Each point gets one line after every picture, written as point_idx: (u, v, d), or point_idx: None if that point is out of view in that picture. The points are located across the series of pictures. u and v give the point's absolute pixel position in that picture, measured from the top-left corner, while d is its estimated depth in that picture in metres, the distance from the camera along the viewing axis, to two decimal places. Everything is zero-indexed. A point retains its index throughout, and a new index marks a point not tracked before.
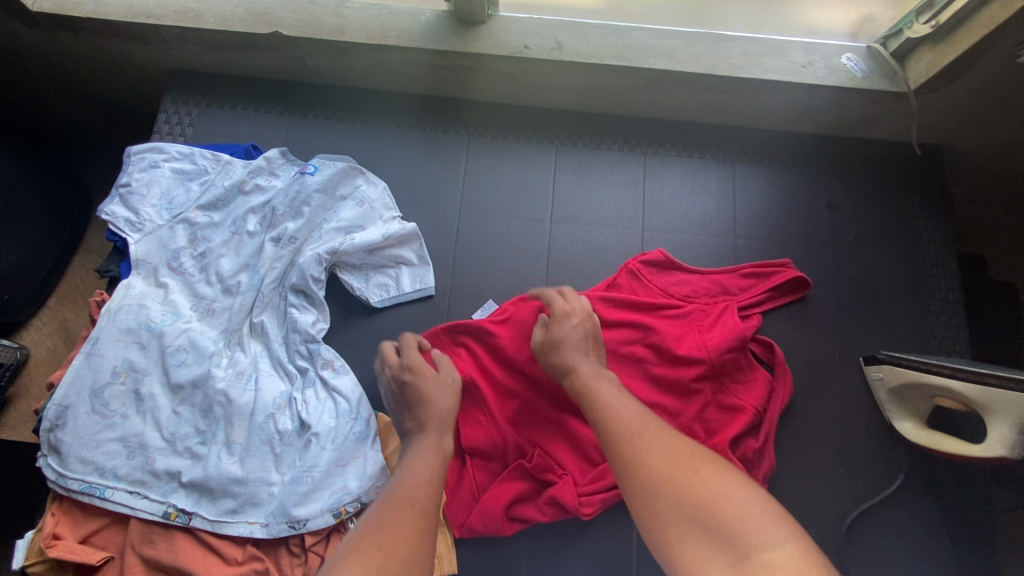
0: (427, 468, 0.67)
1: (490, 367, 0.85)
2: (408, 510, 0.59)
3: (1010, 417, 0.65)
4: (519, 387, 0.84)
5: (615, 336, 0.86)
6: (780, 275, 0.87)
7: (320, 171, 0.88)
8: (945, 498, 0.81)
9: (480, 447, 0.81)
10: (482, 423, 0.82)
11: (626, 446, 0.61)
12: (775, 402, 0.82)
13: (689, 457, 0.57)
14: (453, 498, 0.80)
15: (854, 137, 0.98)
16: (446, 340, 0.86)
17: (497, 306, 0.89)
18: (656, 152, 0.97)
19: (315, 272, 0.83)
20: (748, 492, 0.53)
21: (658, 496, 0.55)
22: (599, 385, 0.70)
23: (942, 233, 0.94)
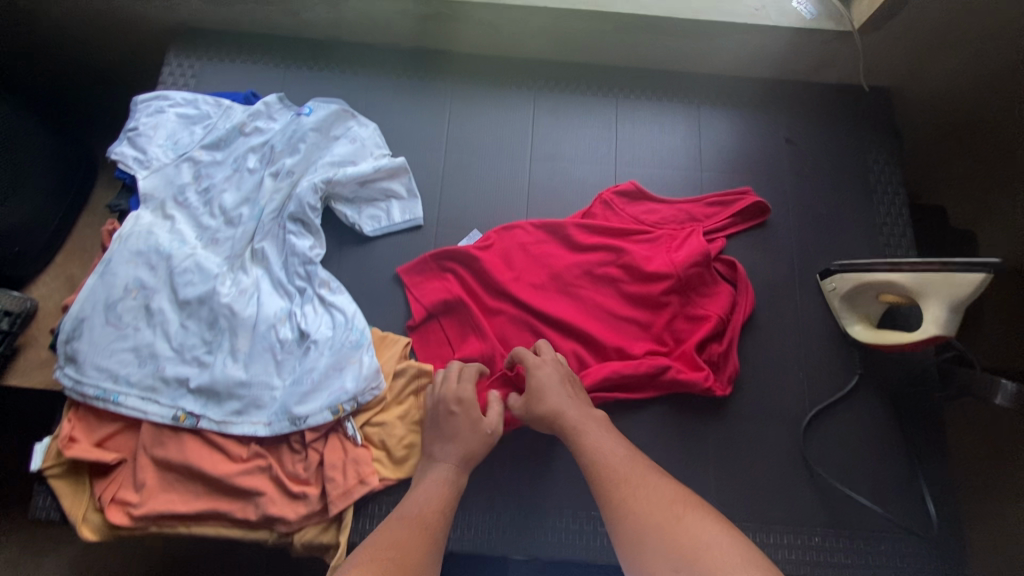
0: (439, 497, 0.69)
1: (478, 289, 0.91)
2: (418, 534, 0.63)
3: (940, 297, 0.71)
4: (503, 305, 0.91)
5: (590, 259, 0.93)
6: (742, 201, 0.95)
7: (315, 112, 0.95)
8: (901, 396, 0.87)
9: (469, 357, 0.87)
10: (471, 338, 0.89)
11: (615, 491, 0.65)
12: (737, 312, 0.90)
13: (674, 503, 0.61)
14: None
15: (809, 81, 1.06)
16: (435, 266, 0.92)
17: (481, 235, 0.95)
18: (627, 95, 1.04)
19: (311, 201, 0.89)
20: (730, 540, 0.56)
21: (644, 540, 0.58)
22: (591, 428, 0.73)
23: (891, 164, 1.02)
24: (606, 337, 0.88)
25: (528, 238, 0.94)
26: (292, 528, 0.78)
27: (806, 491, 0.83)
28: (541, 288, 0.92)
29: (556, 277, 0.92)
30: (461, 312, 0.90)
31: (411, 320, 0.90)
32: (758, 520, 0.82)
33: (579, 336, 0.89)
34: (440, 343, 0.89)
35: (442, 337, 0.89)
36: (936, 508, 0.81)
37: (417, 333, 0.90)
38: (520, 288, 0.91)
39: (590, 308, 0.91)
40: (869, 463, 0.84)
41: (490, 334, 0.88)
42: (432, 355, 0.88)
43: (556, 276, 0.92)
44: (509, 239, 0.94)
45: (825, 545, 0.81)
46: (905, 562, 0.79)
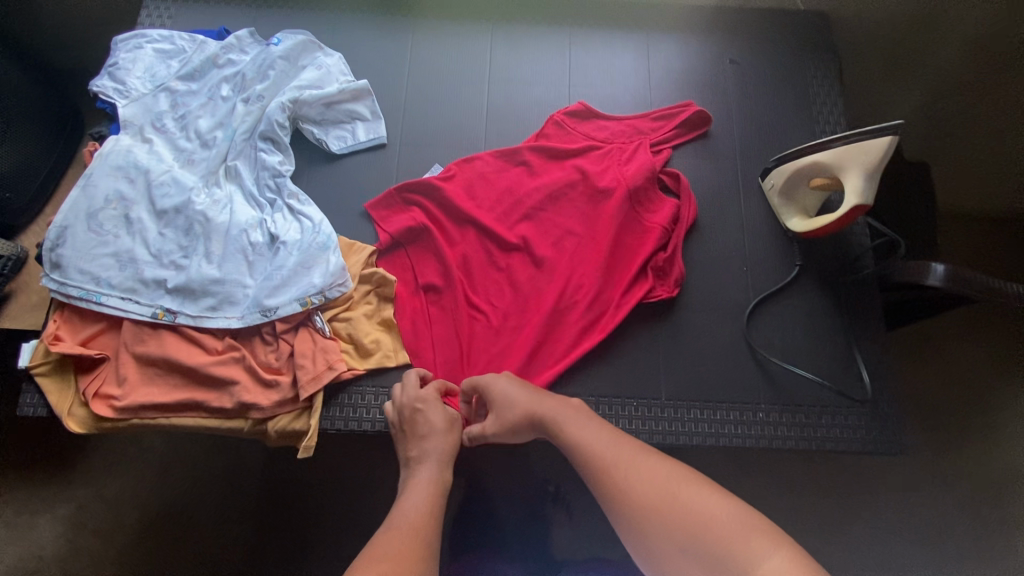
0: (427, 498, 0.67)
1: (441, 218, 0.95)
2: (414, 536, 0.60)
3: (857, 169, 0.77)
4: (465, 234, 0.95)
5: (547, 180, 0.98)
6: (685, 112, 1.01)
7: (283, 43, 1.02)
8: (836, 286, 0.93)
9: (432, 283, 0.92)
10: (433, 265, 0.93)
11: (606, 481, 0.64)
12: (682, 224, 0.95)
13: (668, 480, 0.61)
14: (408, 326, 0.89)
15: (748, 7, 1.13)
16: (399, 197, 0.96)
17: (442, 168, 1.00)
18: (578, 24, 1.11)
19: (280, 119, 0.95)
20: (732, 510, 0.56)
21: (649, 525, 0.58)
22: (569, 420, 0.72)
23: (828, 78, 1.07)
24: (557, 254, 0.95)
25: (489, 168, 0.99)
26: (266, 414, 0.83)
27: (752, 374, 0.89)
28: (502, 217, 0.97)
29: (516, 204, 0.97)
30: (425, 240, 0.94)
31: (377, 245, 0.93)
32: (708, 401, 0.87)
33: (537, 261, 0.94)
34: (404, 269, 0.93)
35: (406, 264, 0.93)
36: (869, 380, 0.87)
37: (384, 261, 0.94)
38: (483, 216, 0.95)
39: (548, 225, 0.97)
40: (808, 345, 0.90)
41: (453, 260, 0.93)
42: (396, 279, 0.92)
43: (516, 205, 0.97)
44: (470, 170, 0.99)
45: (770, 419, 0.86)
46: (843, 432, 0.85)
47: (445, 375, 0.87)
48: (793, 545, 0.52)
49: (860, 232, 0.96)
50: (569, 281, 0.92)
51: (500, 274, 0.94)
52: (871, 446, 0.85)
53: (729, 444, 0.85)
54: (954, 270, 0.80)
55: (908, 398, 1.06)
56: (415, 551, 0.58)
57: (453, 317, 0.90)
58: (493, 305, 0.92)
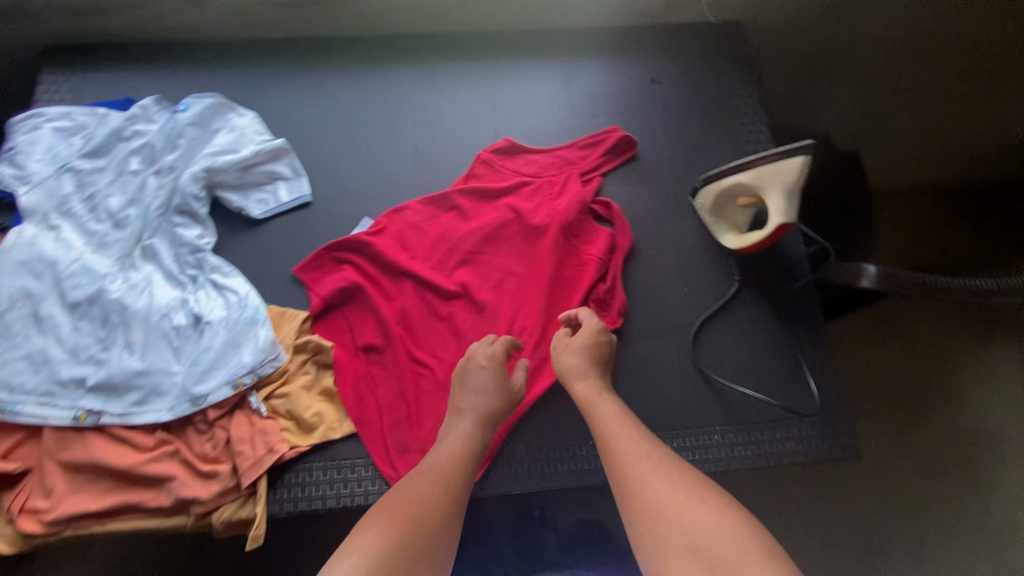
0: (453, 454, 0.72)
1: (374, 273, 0.92)
2: (440, 487, 0.67)
3: (778, 188, 0.77)
4: (402, 286, 0.93)
5: (481, 223, 0.96)
6: (609, 139, 1.01)
7: (191, 108, 0.97)
8: (776, 297, 0.94)
9: (371, 343, 0.89)
10: (372, 323, 0.90)
11: (629, 466, 0.66)
12: (619, 251, 0.95)
13: (691, 488, 0.62)
14: (350, 392, 0.86)
15: (663, 23, 1.12)
16: (330, 258, 0.93)
17: (372, 221, 0.97)
18: (497, 58, 1.09)
19: (194, 191, 0.91)
20: (741, 532, 0.57)
21: (662, 520, 0.59)
22: (606, 401, 0.76)
23: (749, 90, 1.08)
24: (499, 298, 0.92)
25: (420, 217, 0.97)
26: (208, 508, 0.78)
27: (703, 397, 0.88)
28: (441, 265, 0.94)
29: (453, 250, 0.95)
30: (360, 300, 0.91)
31: (309, 310, 0.89)
32: (662, 430, 0.86)
33: (479, 307, 0.92)
34: (342, 331, 0.90)
35: (344, 326, 0.90)
36: (816, 389, 0.88)
37: (320, 325, 0.90)
38: (418, 267, 0.93)
39: (488, 274, 0.94)
40: (755, 360, 0.91)
41: (393, 318, 0.90)
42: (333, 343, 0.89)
43: (457, 253, 0.95)
44: (401, 220, 0.96)
45: (725, 440, 0.86)
46: (798, 444, 0.86)
47: (394, 440, 0.84)
48: None
49: (792, 239, 0.98)
50: (511, 327, 0.90)
51: (443, 324, 0.91)
52: (827, 455, 0.85)
53: None
54: (886, 272, 0.83)
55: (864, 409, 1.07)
56: (432, 504, 0.65)
57: (397, 378, 0.87)
58: (439, 359, 0.89)
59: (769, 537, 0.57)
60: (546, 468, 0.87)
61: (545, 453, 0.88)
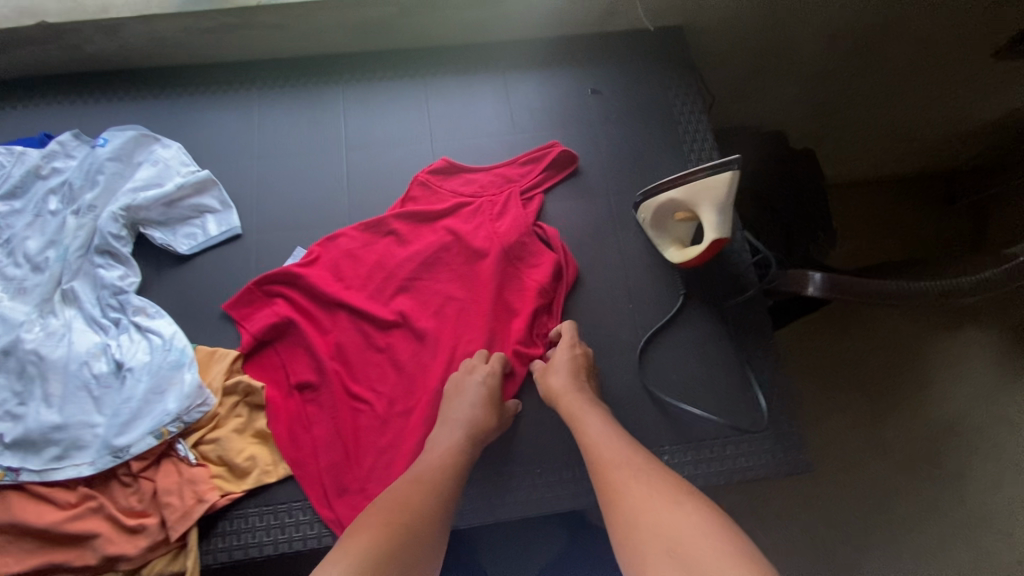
0: (439, 462, 0.72)
1: (307, 306, 0.89)
2: (429, 493, 0.67)
3: (709, 204, 0.76)
4: (336, 318, 0.89)
5: (421, 250, 0.93)
6: (548, 154, 0.99)
7: (110, 142, 0.93)
8: (723, 309, 0.92)
9: (306, 380, 0.85)
10: (306, 359, 0.87)
11: (611, 474, 0.66)
12: (564, 277, 0.92)
13: (670, 491, 0.61)
14: (284, 433, 0.83)
15: (603, 31, 1.10)
16: (260, 292, 0.89)
17: (305, 251, 0.94)
18: (433, 75, 1.06)
19: (114, 230, 0.87)
20: (719, 534, 0.55)
21: (640, 523, 0.58)
22: (591, 412, 0.76)
23: (693, 96, 1.06)
24: (440, 326, 0.90)
25: (355, 244, 0.93)
26: (137, 564, 0.75)
27: (651, 417, 0.86)
28: (378, 294, 0.91)
29: (391, 278, 0.92)
30: (294, 335, 0.88)
31: (239, 349, 0.86)
32: None
33: (420, 336, 0.89)
34: (275, 369, 0.87)
35: (277, 364, 0.87)
36: (765, 404, 0.86)
37: (252, 364, 0.87)
38: (353, 297, 0.90)
39: (428, 300, 0.91)
40: (704, 375, 0.89)
41: (327, 353, 0.87)
42: (265, 383, 0.86)
43: (395, 281, 0.92)
44: (335, 249, 0.93)
45: (674, 461, 0.84)
46: (749, 460, 0.84)
47: (331, 481, 0.81)
48: None
49: (739, 248, 0.95)
50: (453, 356, 0.87)
51: (380, 356, 0.88)
52: (778, 470, 0.84)
53: None
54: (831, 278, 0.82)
55: (819, 419, 1.10)
56: (420, 511, 0.64)
57: (334, 415, 0.84)
58: (377, 392, 0.85)
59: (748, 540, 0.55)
60: (494, 499, 0.84)
61: (492, 483, 0.85)
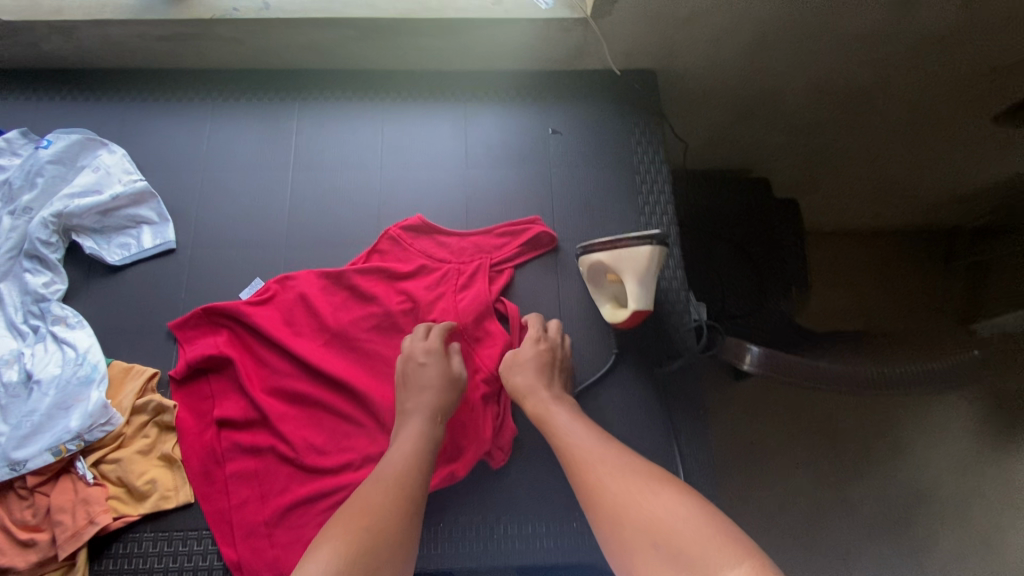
0: (409, 452, 0.71)
1: (251, 343, 0.87)
2: (394, 494, 0.65)
3: (632, 272, 0.72)
4: (275, 360, 0.86)
5: (372, 312, 0.89)
6: (529, 231, 0.94)
7: (54, 144, 0.92)
8: (656, 372, 0.89)
9: (229, 419, 0.83)
10: (235, 396, 0.84)
11: (590, 473, 0.66)
12: None
13: (648, 483, 0.62)
14: (197, 466, 0.81)
15: (572, 69, 1.07)
16: (206, 321, 0.87)
17: (263, 283, 0.91)
18: (392, 98, 1.04)
19: (43, 236, 0.86)
20: (699, 516, 0.57)
21: (622, 522, 0.59)
22: (560, 413, 0.76)
23: (655, 145, 1.03)
24: (380, 394, 0.85)
25: (310, 287, 0.90)
26: None
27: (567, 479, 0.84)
28: (322, 334, 0.88)
29: (338, 329, 0.88)
30: (229, 371, 0.85)
31: (172, 372, 0.85)
32: (518, 517, 0.81)
33: (359, 400, 0.85)
34: (203, 400, 0.84)
35: (208, 396, 0.84)
36: (685, 479, 0.83)
37: (181, 390, 0.85)
38: (295, 342, 0.86)
39: (373, 364, 0.87)
40: (628, 441, 0.86)
41: (258, 393, 0.84)
42: (188, 412, 0.84)
43: (341, 330, 0.88)
44: (291, 291, 0.89)
45: (584, 528, 0.82)
46: None
47: (235, 523, 0.79)
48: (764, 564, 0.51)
49: (683, 308, 0.91)
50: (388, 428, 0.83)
51: (309, 403, 0.85)
52: None
53: (542, 560, 0.80)
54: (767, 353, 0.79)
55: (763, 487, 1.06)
56: (386, 512, 0.62)
57: (252, 456, 0.82)
58: (297, 441, 0.82)
59: (731, 522, 0.57)
60: None
61: None
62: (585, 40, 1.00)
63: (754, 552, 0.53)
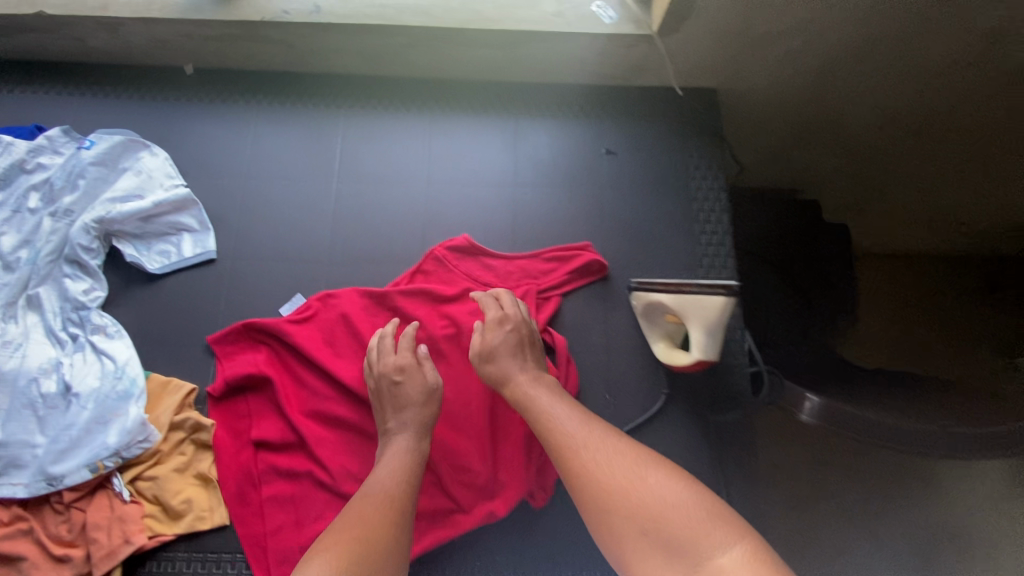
0: (402, 466, 0.71)
1: (291, 362, 0.84)
2: (385, 508, 0.65)
3: (698, 319, 0.68)
4: (314, 381, 0.84)
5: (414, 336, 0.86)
6: (578, 258, 0.90)
7: (96, 145, 0.90)
8: (706, 415, 0.85)
9: (266, 440, 0.81)
10: (273, 417, 0.82)
11: (574, 459, 0.64)
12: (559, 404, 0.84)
13: (634, 467, 0.61)
14: (232, 486, 0.80)
15: (630, 85, 1.02)
16: (247, 337, 0.85)
17: (304, 300, 0.89)
18: (441, 109, 1.00)
19: (84, 242, 0.85)
20: (689, 499, 0.57)
21: (610, 510, 0.59)
22: (538, 397, 0.73)
23: (714, 170, 0.98)
24: None
25: (352, 306, 0.87)
26: None
27: None
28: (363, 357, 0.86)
29: None
30: (268, 390, 0.83)
31: (210, 389, 0.83)
32: (558, 559, 0.79)
33: None
34: (240, 419, 0.82)
35: (245, 415, 0.82)
36: None
37: (219, 407, 0.83)
38: (335, 363, 0.84)
39: None
40: None
41: (297, 415, 0.81)
42: (226, 430, 0.82)
43: None
44: (333, 310, 0.87)
45: None
46: None
47: (271, 549, 0.77)
48: (754, 540, 0.54)
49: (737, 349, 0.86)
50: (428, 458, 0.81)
51: (347, 427, 0.82)
52: None
53: None
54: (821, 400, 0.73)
55: None
56: (377, 528, 0.62)
57: (289, 479, 0.80)
58: (334, 467, 0.79)
59: (717, 498, 0.58)
60: None
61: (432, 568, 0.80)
62: (648, 58, 0.95)
63: (743, 528, 0.55)
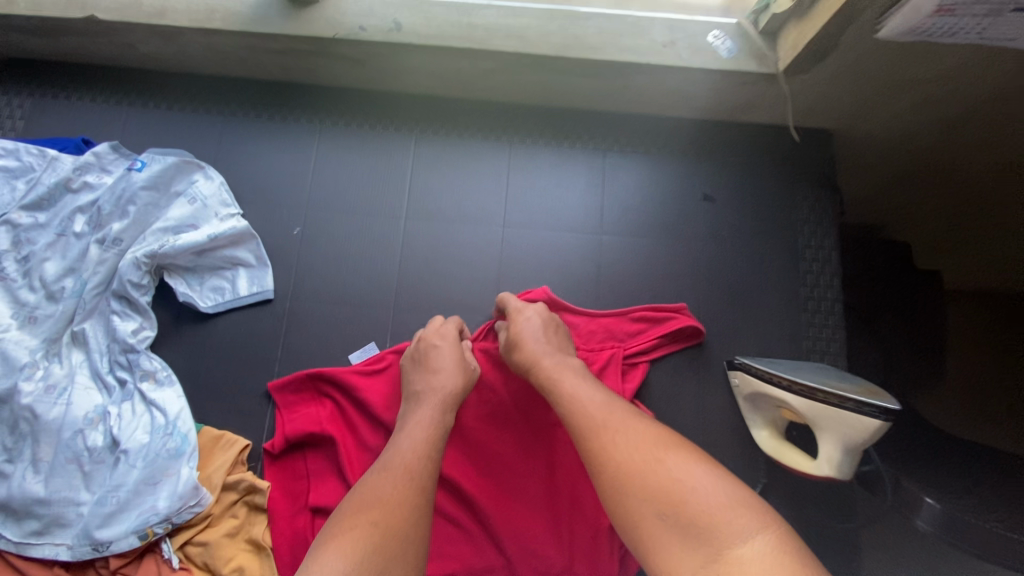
0: (425, 439, 0.62)
1: (354, 420, 0.77)
2: (402, 486, 0.56)
3: (835, 436, 0.61)
4: (378, 442, 0.75)
5: (489, 399, 0.79)
6: (673, 321, 0.81)
7: (148, 166, 0.82)
8: (805, 508, 0.77)
9: (324, 504, 0.73)
10: (333, 480, 0.74)
11: (591, 438, 0.56)
12: None
13: (654, 446, 0.53)
14: (286, 553, 0.72)
15: (735, 122, 0.91)
16: (310, 390, 0.78)
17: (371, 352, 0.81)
18: (523, 141, 0.90)
19: (134, 278, 0.77)
20: (715, 482, 0.49)
21: (625, 491, 0.51)
22: (566, 375, 0.65)
23: (824, 226, 0.88)
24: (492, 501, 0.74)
25: None
26: None
27: None
28: None
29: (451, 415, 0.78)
30: (329, 450, 0.76)
31: (269, 445, 0.76)
32: None
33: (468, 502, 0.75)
34: (299, 479, 0.76)
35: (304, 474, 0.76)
36: None
37: (276, 465, 0.76)
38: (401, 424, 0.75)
39: (486, 460, 0.76)
40: None
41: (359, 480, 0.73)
42: (283, 491, 0.75)
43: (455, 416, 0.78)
44: None
45: None
46: None
47: None
48: (784, 530, 0.46)
49: None
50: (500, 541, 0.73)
51: None
52: None
53: None
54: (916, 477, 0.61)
55: None
56: (394, 513, 0.53)
57: None
58: None
59: (743, 484, 0.50)
60: None
61: None
62: (764, 96, 0.83)
63: (769, 515, 0.47)
